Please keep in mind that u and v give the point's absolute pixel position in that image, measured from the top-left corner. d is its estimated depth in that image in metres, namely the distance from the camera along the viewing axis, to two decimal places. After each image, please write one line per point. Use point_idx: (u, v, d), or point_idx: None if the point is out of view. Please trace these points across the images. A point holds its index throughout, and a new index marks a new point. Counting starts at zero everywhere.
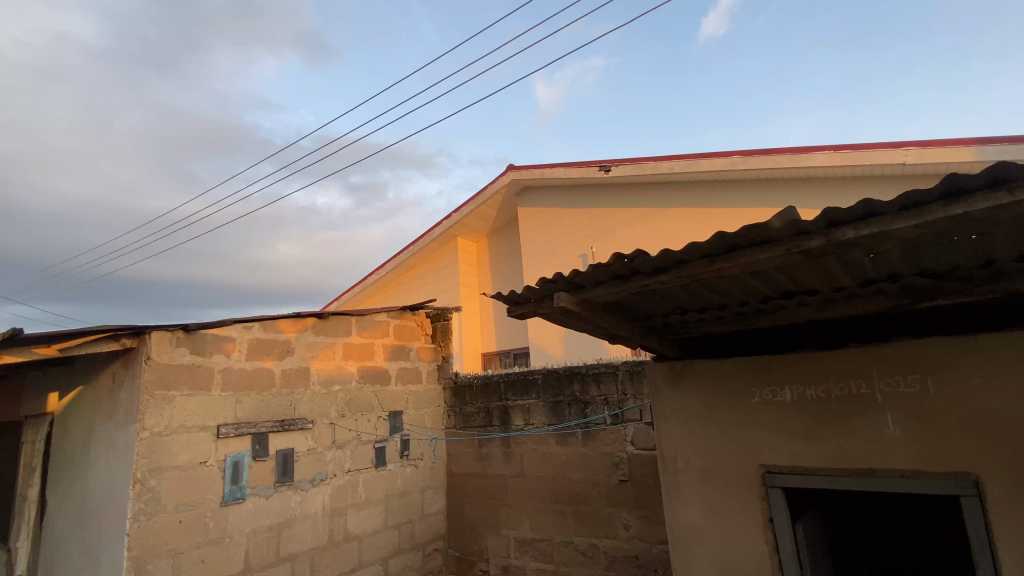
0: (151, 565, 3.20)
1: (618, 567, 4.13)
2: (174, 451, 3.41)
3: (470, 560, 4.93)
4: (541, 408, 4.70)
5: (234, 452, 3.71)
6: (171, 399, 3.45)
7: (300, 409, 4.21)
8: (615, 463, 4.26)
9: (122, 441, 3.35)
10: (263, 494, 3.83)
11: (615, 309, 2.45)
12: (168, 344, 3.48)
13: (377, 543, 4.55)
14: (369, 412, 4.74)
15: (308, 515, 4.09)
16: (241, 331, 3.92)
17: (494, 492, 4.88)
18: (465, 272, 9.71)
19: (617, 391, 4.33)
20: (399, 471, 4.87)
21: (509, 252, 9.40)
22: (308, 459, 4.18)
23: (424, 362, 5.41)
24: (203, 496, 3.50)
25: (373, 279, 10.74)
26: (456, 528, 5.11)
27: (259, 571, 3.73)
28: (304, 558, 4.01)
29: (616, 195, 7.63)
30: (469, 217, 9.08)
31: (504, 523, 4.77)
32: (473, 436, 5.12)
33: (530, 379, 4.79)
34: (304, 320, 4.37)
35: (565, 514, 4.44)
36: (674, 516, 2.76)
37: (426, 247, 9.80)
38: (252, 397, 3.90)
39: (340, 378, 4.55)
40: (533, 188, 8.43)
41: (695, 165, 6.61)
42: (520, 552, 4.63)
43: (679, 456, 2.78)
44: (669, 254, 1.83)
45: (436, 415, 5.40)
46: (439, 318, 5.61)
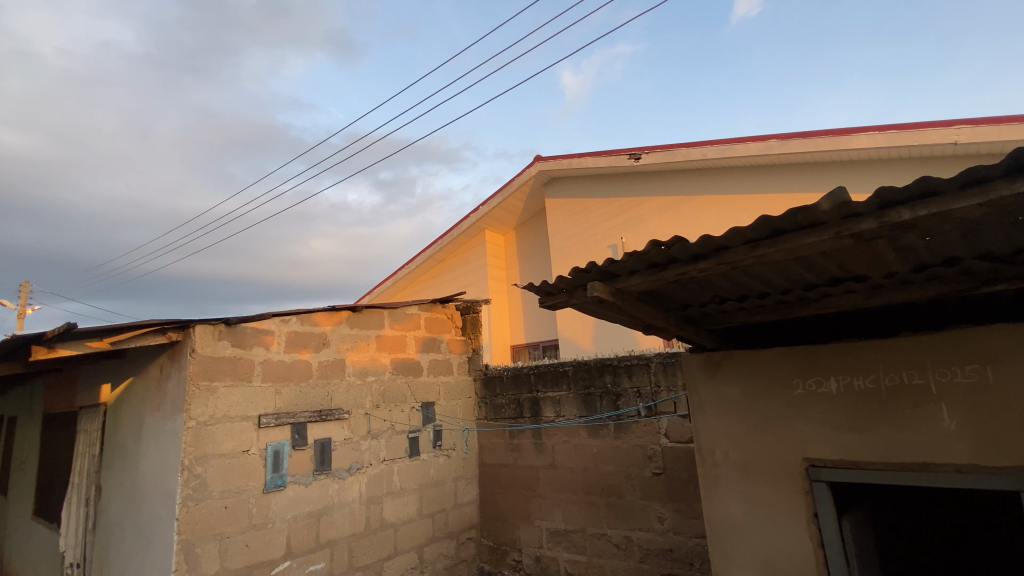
0: (199, 548, 3.33)
1: (652, 560, 4.08)
2: (219, 440, 3.53)
3: (503, 549, 4.97)
4: (572, 400, 4.67)
5: (274, 441, 3.83)
6: (215, 390, 3.57)
7: (337, 400, 4.31)
8: (648, 455, 4.20)
9: (171, 429, 3.50)
10: (303, 482, 3.94)
11: (650, 298, 2.39)
12: (211, 337, 3.61)
13: (412, 531, 4.63)
14: (402, 403, 4.81)
15: (345, 503, 4.19)
16: (280, 324, 4.03)
17: (526, 483, 4.89)
18: (494, 265, 9.73)
19: (650, 383, 4.26)
20: (432, 461, 4.93)
21: (538, 243, 9.35)
22: (345, 449, 4.27)
23: (455, 354, 5.45)
24: (246, 483, 3.63)
25: (404, 272, 10.91)
26: (489, 518, 5.15)
27: (299, 556, 3.85)
28: (342, 544, 4.11)
29: (647, 184, 7.49)
30: (497, 209, 9.06)
31: (536, 514, 4.77)
32: (504, 427, 5.14)
33: (560, 370, 4.76)
34: (339, 313, 4.46)
35: (597, 506, 4.42)
36: (712, 510, 2.70)
37: (455, 240, 9.87)
38: (290, 387, 4.01)
39: (374, 369, 4.63)
40: (561, 179, 8.34)
41: (729, 150, 6.42)
42: (553, 543, 4.63)
43: (717, 449, 2.71)
44: (709, 240, 1.77)
45: (468, 406, 5.44)
46: (469, 311, 5.63)
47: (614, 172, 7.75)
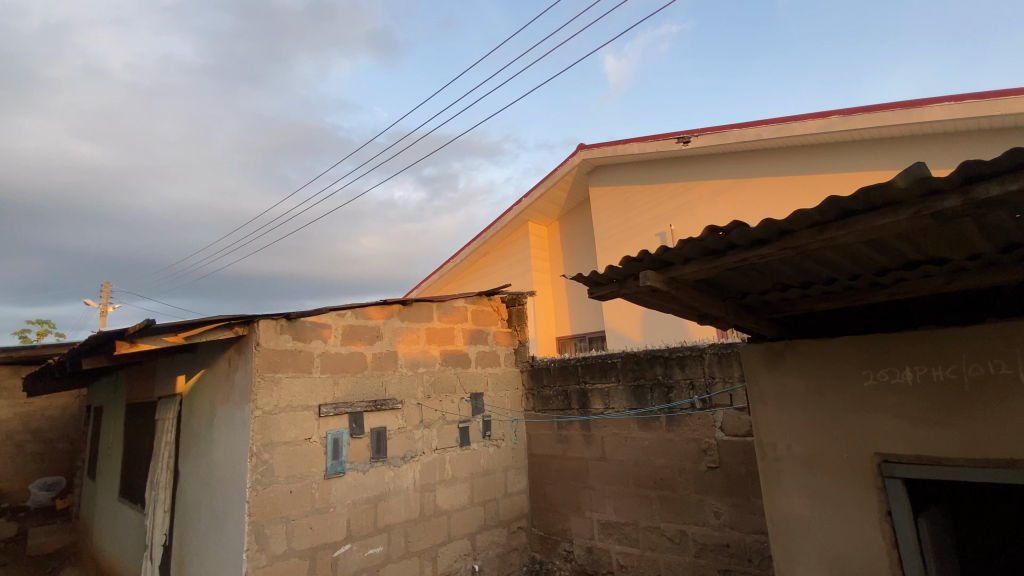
0: (268, 530, 3.54)
1: (708, 555, 3.99)
2: (283, 428, 3.73)
3: (554, 539, 4.99)
4: (622, 391, 4.61)
5: (334, 429, 4.01)
6: (278, 380, 3.76)
7: (390, 390, 4.44)
8: (703, 449, 4.09)
9: (240, 418, 3.72)
10: (360, 469, 4.10)
11: (705, 287, 2.32)
12: (274, 331, 3.80)
13: (465, 519, 4.73)
14: (452, 394, 4.91)
15: (400, 490, 4.33)
16: (336, 318, 4.19)
17: (576, 474, 4.88)
18: (538, 257, 9.71)
19: (704, 374, 4.14)
20: (483, 451, 5.01)
21: (582, 234, 9.24)
22: (399, 437, 4.41)
23: (502, 346, 5.49)
24: (309, 469, 3.81)
25: (449, 266, 11.09)
26: (540, 508, 5.18)
27: (359, 539, 4.01)
28: (399, 529, 4.25)
29: (696, 169, 7.25)
30: (540, 200, 9.02)
31: (587, 505, 4.76)
32: (553, 419, 5.14)
33: (609, 362, 4.71)
34: (390, 306, 4.58)
35: (650, 499, 4.35)
36: (775, 505, 2.61)
37: (498, 233, 9.91)
38: (347, 378, 4.17)
39: (424, 361, 4.75)
40: (605, 167, 8.18)
41: (786, 129, 6.10)
42: (604, 535, 4.61)
43: (779, 443, 2.61)
44: (772, 224, 1.69)
45: (516, 397, 5.47)
46: (514, 303, 5.66)
47: (661, 157, 7.53)
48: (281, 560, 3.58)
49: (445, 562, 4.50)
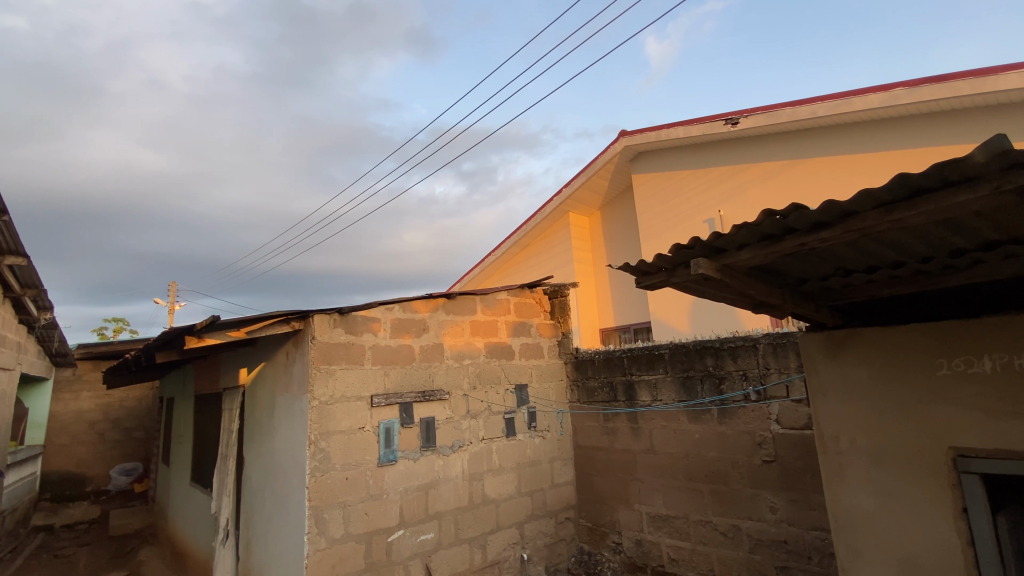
0: (327, 514, 3.71)
1: (764, 551, 3.87)
2: (338, 417, 3.89)
3: (603, 531, 4.98)
4: (670, 383, 4.52)
5: (385, 419, 4.14)
6: (333, 372, 3.92)
7: (437, 381, 4.55)
8: (757, 442, 3.96)
9: (298, 408, 3.91)
10: (411, 457, 4.23)
11: (761, 274, 2.24)
12: (327, 325, 3.96)
13: (512, 508, 4.79)
14: (497, 385, 4.96)
15: (450, 478, 4.43)
16: (385, 311, 4.32)
17: (623, 466, 4.84)
18: (580, 248, 9.62)
19: (757, 365, 4.00)
20: (528, 442, 5.05)
21: (625, 223, 9.07)
22: (447, 427, 4.51)
23: (545, 338, 5.50)
24: (363, 457, 3.97)
25: (491, 259, 11.18)
26: (587, 499, 5.17)
27: (411, 525, 4.14)
28: (449, 517, 4.36)
29: (745, 152, 6.97)
30: (581, 190, 8.91)
31: (636, 498, 4.71)
32: (598, 411, 5.11)
33: (656, 353, 4.63)
34: (435, 300, 4.67)
35: (701, 492, 4.26)
36: (838, 501, 2.50)
37: (539, 224, 9.89)
38: (397, 369, 4.30)
39: (469, 352, 4.82)
40: (648, 153, 7.97)
41: (845, 105, 5.75)
42: (654, 527, 4.55)
43: (842, 436, 2.50)
44: (834, 206, 1.61)
45: (560, 389, 5.47)
46: (557, 295, 5.64)
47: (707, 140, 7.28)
48: (339, 544, 3.74)
49: (493, 550, 4.58)
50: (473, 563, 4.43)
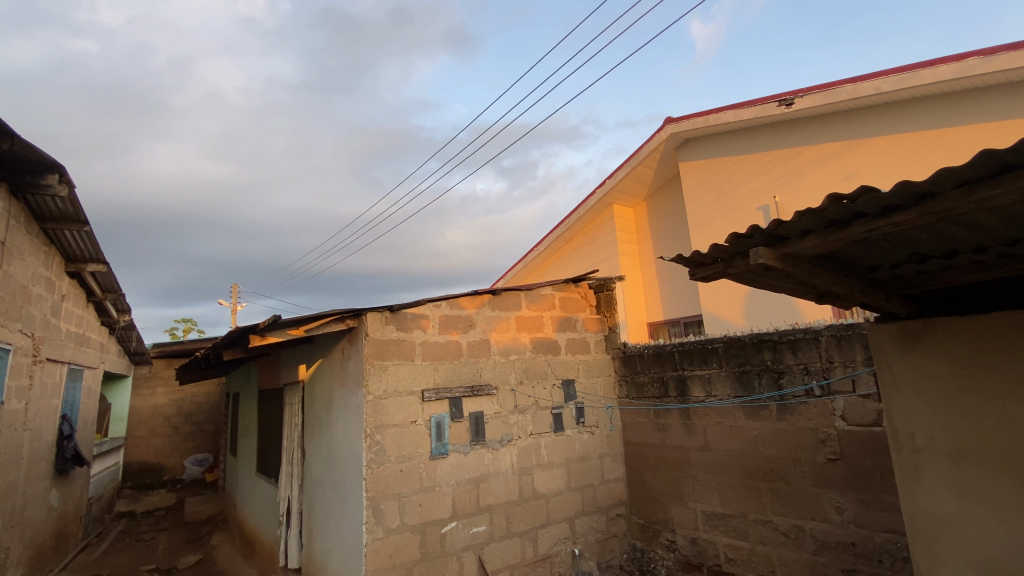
0: (383, 505, 3.84)
1: (829, 553, 3.70)
2: (392, 411, 4.01)
3: (656, 528, 4.89)
4: (725, 378, 4.38)
5: (436, 413, 4.24)
6: (385, 367, 4.05)
7: (485, 376, 4.60)
8: (821, 439, 3.78)
9: (354, 402, 4.06)
10: (462, 451, 4.30)
11: (825, 262, 2.13)
12: (379, 323, 4.08)
13: (563, 504, 4.79)
14: (544, 380, 4.97)
15: (500, 472, 4.48)
16: (433, 308, 4.40)
17: (676, 463, 4.73)
18: (624, 241, 9.46)
19: (819, 359, 3.81)
20: (577, 437, 5.03)
21: (671, 214, 8.82)
22: (496, 422, 4.56)
23: (592, 332, 5.44)
24: (416, 450, 4.08)
25: (535, 254, 11.22)
26: (638, 496, 5.10)
27: (464, 518, 4.22)
28: (500, 510, 4.41)
29: (801, 135, 6.65)
30: (625, 181, 8.74)
31: (689, 496, 4.60)
32: (649, 406, 5.01)
33: (709, 348, 4.49)
34: (481, 296, 4.71)
35: (760, 491, 4.11)
36: (914, 501, 2.36)
37: (582, 218, 9.80)
38: (446, 365, 4.38)
39: (516, 348, 4.84)
40: (694, 140, 7.71)
41: (912, 79, 5.37)
42: (709, 526, 4.44)
43: (917, 433, 2.35)
44: (908, 188, 1.50)
45: (608, 384, 5.41)
46: (603, 289, 5.56)
47: (759, 124, 6.97)
48: (396, 533, 3.86)
49: (545, 545, 4.60)
50: (525, 557, 4.46)
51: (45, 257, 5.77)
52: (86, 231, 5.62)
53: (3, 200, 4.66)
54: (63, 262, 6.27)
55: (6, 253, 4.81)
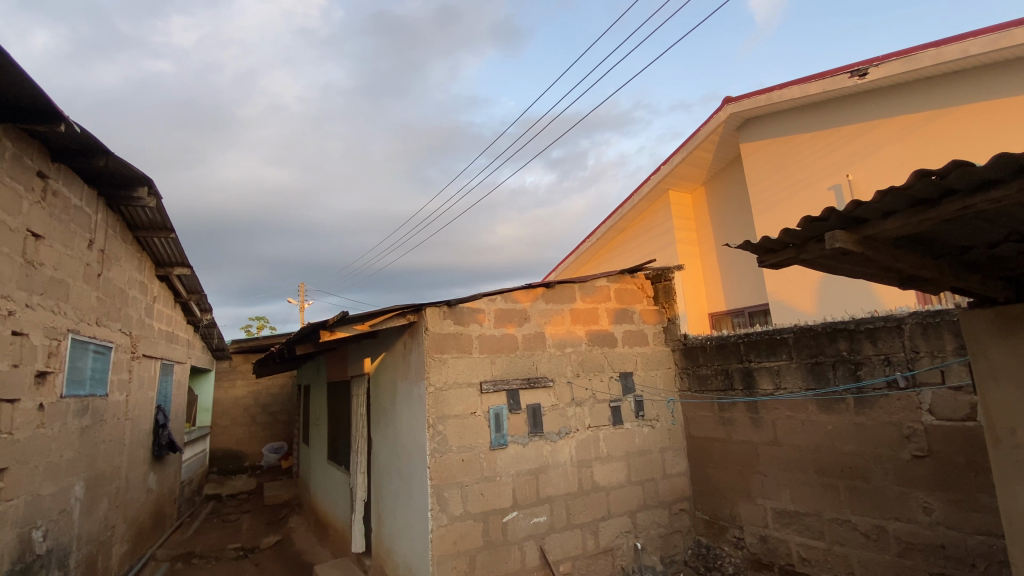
0: (447, 493, 3.97)
1: (916, 556, 3.46)
2: (452, 403, 4.13)
3: (722, 525, 4.74)
4: (795, 370, 4.17)
5: (494, 405, 4.32)
6: (445, 360, 4.17)
7: (542, 369, 4.63)
8: (905, 435, 3.53)
9: (417, 393, 4.22)
10: (521, 442, 4.36)
11: (910, 244, 1.99)
12: (438, 317, 4.20)
13: (623, 497, 4.74)
14: (601, 373, 4.93)
15: (559, 464, 4.50)
16: (488, 302, 4.47)
17: (743, 458, 4.56)
18: (682, 229, 9.16)
19: (903, 349, 3.55)
20: (637, 431, 4.95)
21: (732, 199, 8.45)
22: (553, 414, 4.58)
23: (650, 324, 5.33)
24: (476, 440, 4.17)
25: (587, 245, 11.12)
26: (702, 491, 4.96)
27: (525, 508, 4.28)
28: (560, 501, 4.44)
29: (877, 107, 6.18)
30: (681, 166, 8.45)
31: (758, 492, 4.43)
32: (712, 400, 4.85)
33: (778, 338, 4.28)
34: (535, 289, 4.73)
35: (836, 489, 3.89)
36: (1014, 502, 2.16)
37: (636, 207, 9.58)
38: (502, 357, 4.45)
39: (571, 341, 4.83)
40: (756, 120, 7.33)
41: (1004, 39, 4.87)
42: (780, 524, 4.25)
43: (1018, 428, 2.14)
44: (1008, 161, 1.38)
45: (668, 377, 5.29)
46: (660, 279, 5.42)
47: (828, 98, 6.53)
48: (459, 521, 3.98)
49: (606, 537, 4.58)
50: (586, 549, 4.46)
51: (139, 262, 6.36)
52: (172, 238, 6.14)
53: (102, 213, 5.18)
54: (154, 267, 6.89)
55: (106, 260, 5.35)
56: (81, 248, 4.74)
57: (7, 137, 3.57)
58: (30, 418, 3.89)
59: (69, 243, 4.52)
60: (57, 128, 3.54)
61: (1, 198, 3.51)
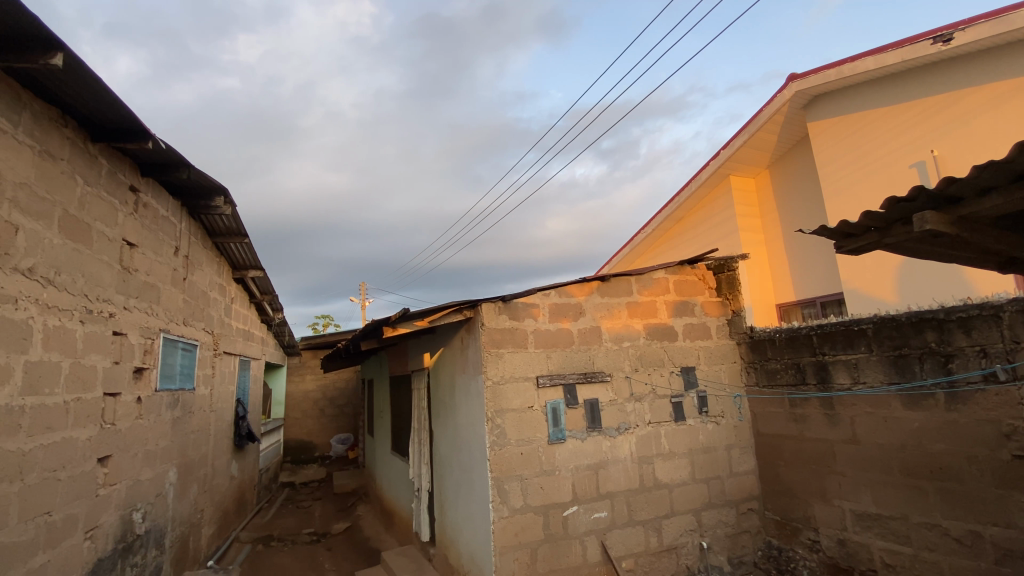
0: (507, 486, 4.02)
1: (1017, 565, 3.16)
2: (509, 397, 4.17)
3: (795, 526, 4.50)
4: (876, 363, 3.88)
5: (551, 399, 4.32)
6: (501, 354, 4.21)
7: (598, 363, 4.57)
8: (1005, 433, 3.22)
9: (475, 387, 4.29)
10: (579, 437, 4.34)
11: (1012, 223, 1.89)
12: (493, 312, 4.25)
13: (687, 495, 4.61)
14: (661, 367, 4.80)
15: (619, 460, 4.44)
16: (543, 297, 4.47)
17: (817, 456, 4.31)
18: (744, 215, 8.74)
19: (1002, 339, 3.22)
20: (701, 427, 4.79)
21: (801, 182, 7.95)
22: (612, 409, 4.51)
23: (712, 317, 5.12)
24: (534, 434, 4.19)
25: (643, 236, 10.87)
26: (773, 490, 4.73)
27: (585, 503, 4.26)
28: (621, 498, 4.38)
29: (966, 74, 5.61)
30: (742, 150, 8.05)
31: (835, 493, 4.17)
32: (782, 395, 4.61)
33: (856, 329, 3.99)
34: (590, 283, 4.68)
35: (924, 491, 3.61)
36: None
37: (694, 194, 9.23)
38: (558, 352, 4.44)
39: (629, 335, 4.74)
40: (825, 96, 6.85)
41: None
42: (860, 527, 3.99)
43: None
44: None
45: (733, 371, 5.08)
46: (723, 269, 5.20)
47: (907, 67, 5.99)
48: (520, 513, 4.02)
49: (669, 535, 4.47)
50: (649, 546, 4.38)
51: (218, 266, 6.85)
52: (246, 242, 6.57)
53: (185, 222, 5.63)
54: (231, 270, 7.41)
55: (190, 265, 5.81)
56: (169, 254, 5.18)
57: (104, 155, 3.94)
58: (130, 410, 4.30)
59: (159, 250, 4.94)
60: (145, 145, 3.87)
61: (101, 211, 3.89)
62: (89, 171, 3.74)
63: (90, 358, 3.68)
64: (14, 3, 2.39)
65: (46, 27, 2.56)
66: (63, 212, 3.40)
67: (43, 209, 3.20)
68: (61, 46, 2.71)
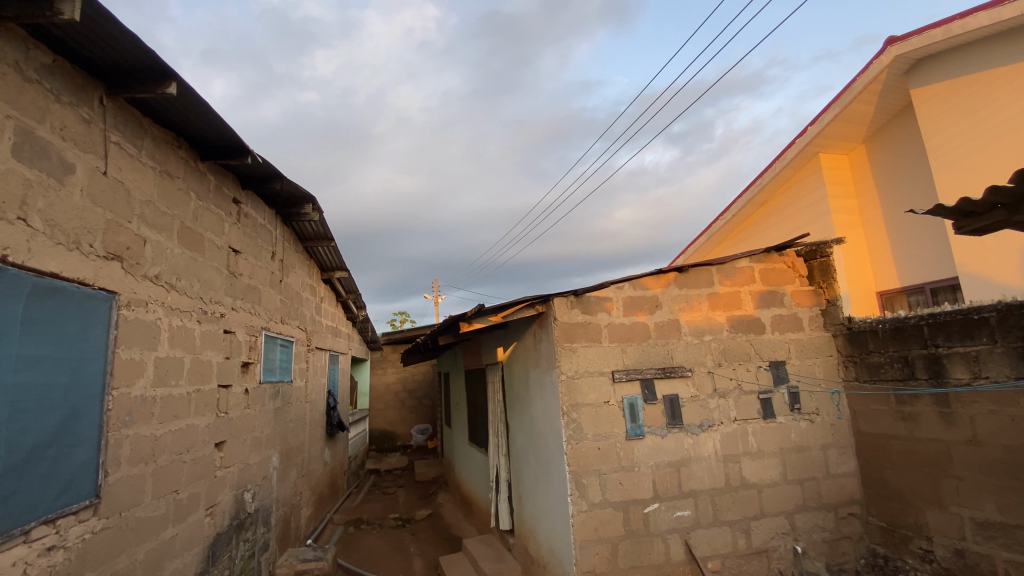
0: (585, 480, 4.02)
1: None
2: (584, 391, 4.15)
3: (904, 534, 4.11)
4: (1001, 356, 3.44)
5: (628, 394, 4.24)
6: (575, 349, 4.20)
7: (678, 358, 4.43)
8: None
9: (550, 380, 4.32)
10: (659, 433, 4.24)
11: None
12: (566, 307, 4.24)
13: (778, 496, 4.36)
14: (747, 362, 4.56)
15: (702, 458, 4.28)
16: (617, 290, 4.39)
17: (929, 459, 3.90)
18: (837, 196, 8.04)
19: None
20: (792, 425, 4.50)
21: (904, 155, 7.17)
22: (693, 406, 4.36)
23: (803, 307, 4.78)
24: (611, 429, 4.15)
25: (721, 224, 10.37)
26: (877, 495, 4.35)
27: (666, 500, 4.15)
28: (705, 496, 4.22)
29: None
30: (833, 124, 7.40)
31: (951, 499, 3.76)
32: (887, 391, 4.21)
33: (976, 318, 3.56)
34: (665, 275, 4.53)
35: None
36: None
37: (778, 176, 8.64)
38: (634, 346, 4.35)
39: (710, 328, 4.54)
40: (932, 58, 6.11)
41: None
42: (983, 538, 3.58)
43: None
44: None
45: (829, 366, 4.71)
46: (816, 256, 4.82)
47: None
48: (599, 508, 4.00)
49: (759, 537, 4.26)
50: (737, 548, 4.20)
51: (308, 268, 7.40)
52: (333, 245, 7.04)
53: (280, 229, 6.13)
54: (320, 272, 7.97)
55: (285, 268, 6.33)
56: (267, 259, 5.67)
57: (211, 171, 4.37)
58: (240, 400, 4.77)
59: (259, 256, 5.42)
60: (245, 159, 4.24)
61: (211, 222, 4.34)
62: (200, 186, 4.18)
63: (206, 353, 4.12)
64: (136, 46, 2.75)
65: (159, 59, 2.88)
66: (181, 225, 3.83)
67: (164, 223, 3.62)
68: (173, 76, 3.04)
